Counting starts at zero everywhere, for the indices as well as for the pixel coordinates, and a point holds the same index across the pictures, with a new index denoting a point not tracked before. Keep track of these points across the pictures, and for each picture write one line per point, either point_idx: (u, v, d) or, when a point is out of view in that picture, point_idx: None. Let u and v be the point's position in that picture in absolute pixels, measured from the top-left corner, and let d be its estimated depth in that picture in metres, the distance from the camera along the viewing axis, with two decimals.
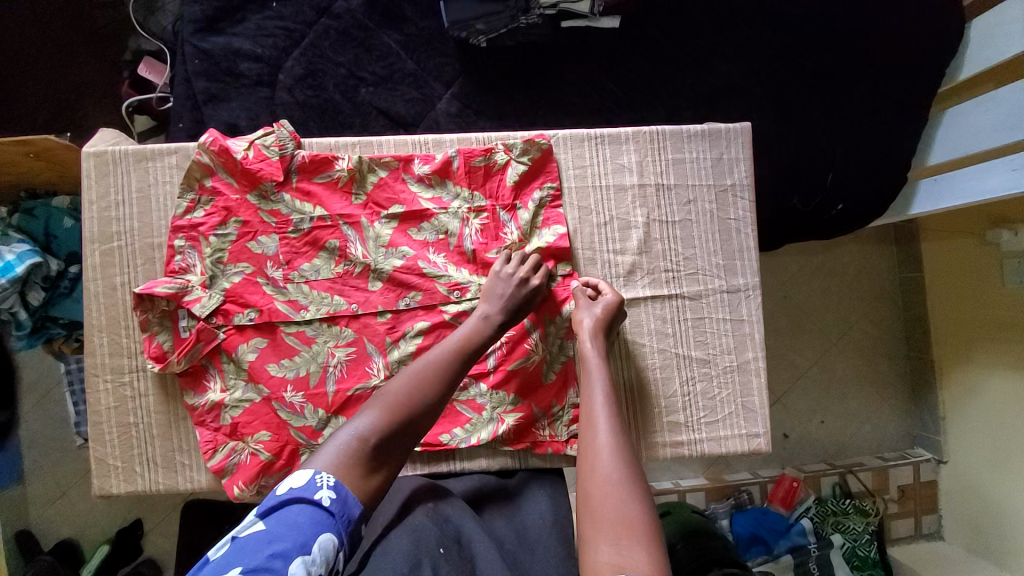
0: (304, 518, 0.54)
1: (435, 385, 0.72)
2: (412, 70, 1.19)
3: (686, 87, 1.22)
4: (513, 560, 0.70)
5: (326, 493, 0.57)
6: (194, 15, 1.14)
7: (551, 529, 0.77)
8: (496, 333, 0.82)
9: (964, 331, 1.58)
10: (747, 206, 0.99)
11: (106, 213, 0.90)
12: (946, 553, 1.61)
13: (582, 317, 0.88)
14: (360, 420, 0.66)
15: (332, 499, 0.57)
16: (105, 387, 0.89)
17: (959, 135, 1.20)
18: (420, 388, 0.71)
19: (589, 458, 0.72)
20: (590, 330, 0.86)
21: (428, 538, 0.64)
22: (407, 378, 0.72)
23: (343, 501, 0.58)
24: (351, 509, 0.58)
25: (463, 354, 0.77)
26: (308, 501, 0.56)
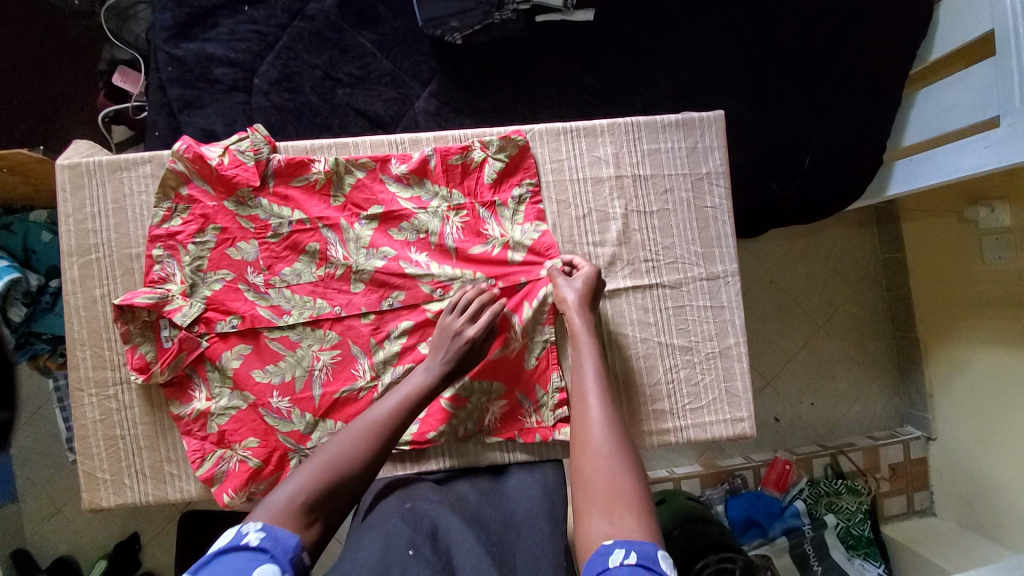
0: (238, 564, 0.53)
1: (374, 439, 0.71)
2: (389, 69, 1.18)
3: (663, 77, 1.23)
4: (498, 536, 0.71)
5: (255, 534, 0.57)
6: (165, 22, 1.13)
7: (540, 508, 0.79)
8: (442, 384, 0.81)
9: (947, 309, 1.60)
10: (724, 193, 1.00)
11: (83, 226, 0.89)
12: (938, 529, 1.63)
13: (566, 294, 0.87)
14: (294, 479, 0.65)
15: (261, 537, 0.57)
16: (90, 400, 0.88)
17: (932, 116, 1.21)
18: (359, 442, 0.70)
19: (582, 431, 0.73)
20: (577, 305, 0.85)
21: (398, 541, 0.65)
22: (347, 437, 0.71)
23: (274, 537, 0.57)
24: (287, 540, 0.58)
25: (406, 407, 0.76)
26: (237, 547, 0.55)
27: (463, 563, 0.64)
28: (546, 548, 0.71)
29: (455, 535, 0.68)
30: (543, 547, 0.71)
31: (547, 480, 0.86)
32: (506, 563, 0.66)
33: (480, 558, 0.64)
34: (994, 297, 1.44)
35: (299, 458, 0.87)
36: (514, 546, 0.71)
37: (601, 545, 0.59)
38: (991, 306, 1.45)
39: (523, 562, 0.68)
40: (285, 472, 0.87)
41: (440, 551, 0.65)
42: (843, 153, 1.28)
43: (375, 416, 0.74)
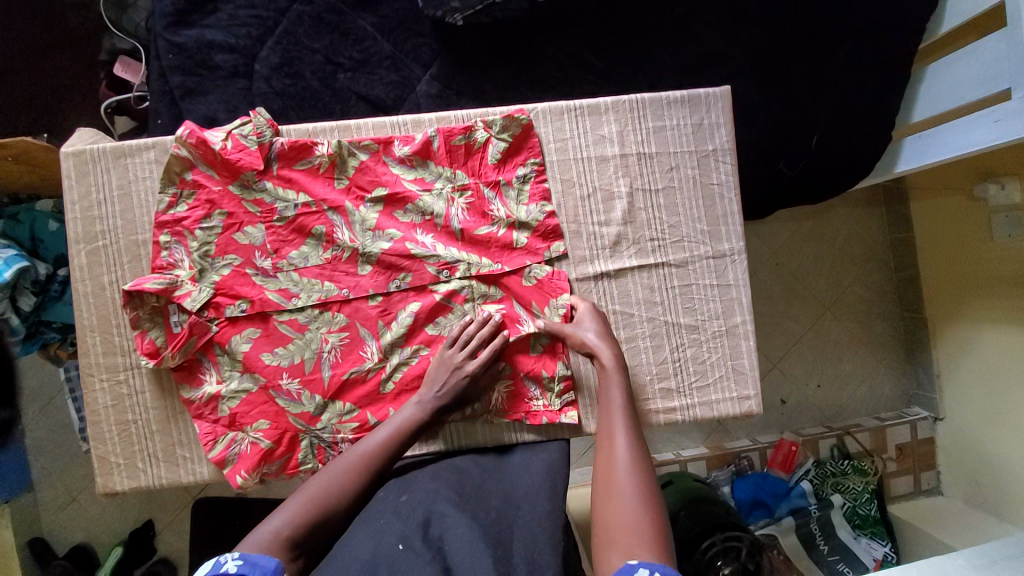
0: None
1: (358, 481, 0.78)
2: (390, 52, 1.17)
3: (668, 55, 1.21)
4: (497, 517, 0.73)
5: (233, 562, 0.62)
6: (165, 8, 1.12)
7: (540, 488, 0.80)
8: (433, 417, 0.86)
9: (956, 288, 1.59)
10: (730, 169, 0.99)
11: (89, 213, 0.90)
12: (945, 508, 1.63)
13: (586, 335, 0.89)
14: (282, 512, 0.72)
15: (239, 564, 0.62)
16: (102, 386, 0.89)
17: (941, 90, 1.20)
18: (346, 483, 0.77)
19: (607, 469, 0.78)
20: (600, 345, 0.88)
21: (389, 537, 0.67)
22: (340, 476, 0.78)
23: (251, 563, 0.63)
24: (264, 564, 0.63)
25: (393, 444, 0.82)
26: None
27: (454, 550, 0.66)
28: (543, 526, 0.72)
29: (448, 521, 0.71)
30: (541, 526, 0.72)
31: (550, 460, 0.87)
32: (501, 545, 0.68)
33: (473, 545, 0.66)
34: (1002, 275, 1.43)
35: (310, 439, 0.88)
36: (511, 526, 0.72)
37: (626, 564, 0.65)
38: (999, 285, 1.45)
39: (519, 542, 0.70)
40: (296, 454, 0.88)
41: (432, 541, 0.68)
42: (850, 130, 1.27)
43: (366, 458, 0.80)
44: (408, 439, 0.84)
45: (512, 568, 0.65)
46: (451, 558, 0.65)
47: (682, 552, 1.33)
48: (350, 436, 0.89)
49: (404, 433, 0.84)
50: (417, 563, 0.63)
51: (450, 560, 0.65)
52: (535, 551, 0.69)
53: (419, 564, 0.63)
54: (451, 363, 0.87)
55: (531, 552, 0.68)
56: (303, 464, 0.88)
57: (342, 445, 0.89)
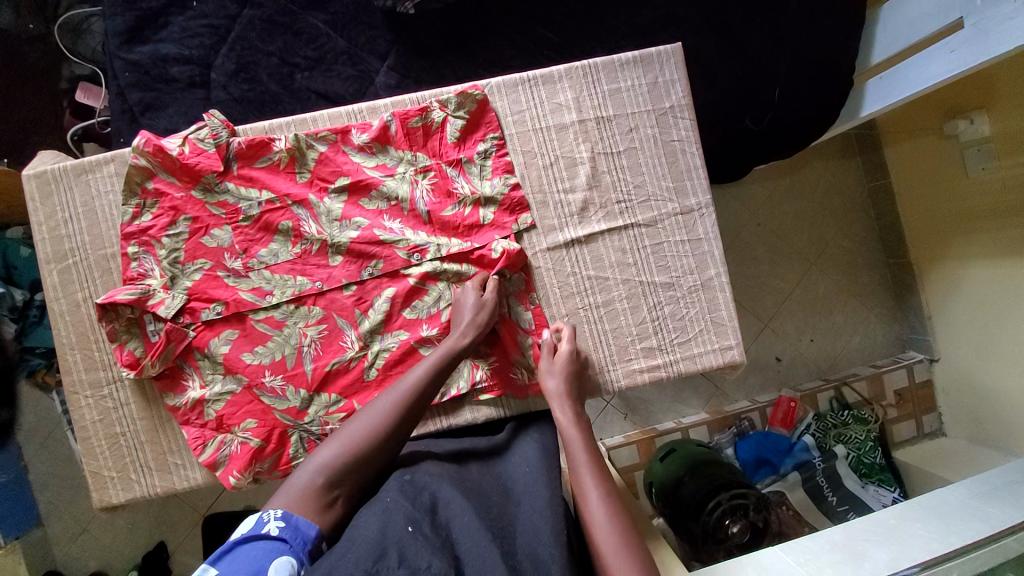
0: (259, 552, 0.60)
1: (396, 417, 0.77)
2: (345, 48, 1.16)
3: (622, 23, 1.20)
4: (499, 511, 0.71)
5: (275, 524, 0.63)
6: (116, 27, 1.11)
7: (540, 475, 0.78)
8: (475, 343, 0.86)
9: (939, 228, 1.58)
10: (689, 125, 0.99)
11: (56, 232, 0.90)
12: (950, 447, 1.63)
13: (549, 381, 0.87)
14: (315, 460, 0.72)
15: (280, 527, 0.63)
16: (87, 402, 0.90)
17: (897, 28, 1.19)
18: (384, 418, 0.76)
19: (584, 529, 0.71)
20: (558, 397, 0.85)
21: (397, 517, 0.65)
22: (381, 415, 0.76)
23: (293, 527, 0.64)
24: (305, 531, 0.64)
25: (433, 372, 0.82)
26: (259, 536, 0.62)
27: (462, 539, 0.64)
28: (546, 516, 0.70)
29: (454, 509, 0.69)
30: (542, 516, 0.70)
31: (544, 443, 0.86)
32: (507, 538, 0.66)
33: (478, 535, 0.64)
34: (983, 210, 1.43)
35: (299, 434, 0.88)
36: (514, 520, 0.70)
37: None
38: (978, 219, 1.45)
39: (523, 535, 0.68)
40: (286, 449, 0.89)
41: (440, 527, 0.66)
42: (813, 79, 1.26)
43: (403, 397, 0.79)
44: (444, 373, 0.84)
45: (518, 565, 0.63)
46: (458, 547, 0.64)
47: (690, 515, 1.33)
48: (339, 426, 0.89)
49: (439, 365, 0.83)
50: (426, 548, 0.61)
51: (458, 550, 0.63)
52: (538, 544, 0.66)
53: (428, 550, 0.61)
54: (467, 296, 0.89)
55: (534, 544, 0.66)
56: (295, 459, 0.89)
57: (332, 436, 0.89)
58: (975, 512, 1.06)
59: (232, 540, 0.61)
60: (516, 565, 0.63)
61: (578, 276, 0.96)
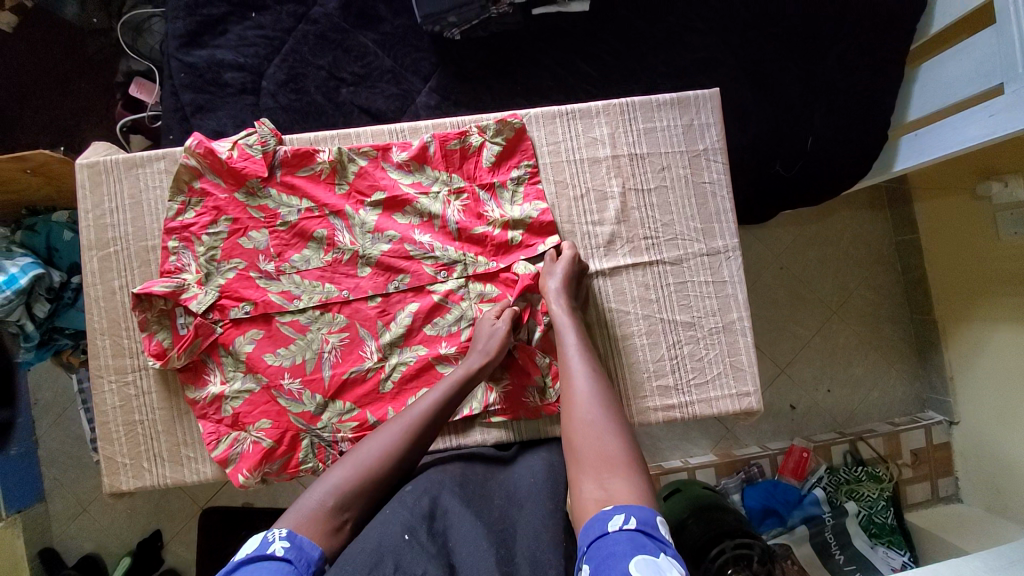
0: (266, 571, 0.56)
1: (409, 439, 0.77)
2: (390, 67, 1.21)
3: (660, 64, 1.23)
4: (501, 516, 0.72)
5: (280, 544, 0.60)
6: (177, 30, 1.17)
7: (543, 485, 0.78)
8: (488, 369, 0.87)
9: (965, 287, 1.56)
10: (721, 168, 1.00)
11: (102, 221, 0.94)
12: (966, 515, 1.57)
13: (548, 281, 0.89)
14: (324, 483, 0.70)
15: (285, 548, 0.60)
16: (110, 387, 0.92)
17: (936, 87, 1.19)
18: (396, 441, 0.76)
19: (568, 404, 0.77)
20: (555, 283, 0.89)
21: (393, 526, 0.65)
22: (391, 438, 0.76)
23: (298, 547, 0.61)
24: (309, 552, 0.61)
25: (448, 397, 0.82)
26: (263, 556, 0.58)
27: (459, 547, 0.65)
28: (546, 524, 0.70)
29: (452, 517, 0.69)
30: (544, 522, 0.70)
31: (550, 459, 0.86)
32: (508, 542, 0.67)
33: (477, 543, 0.65)
34: (1013, 274, 1.41)
35: (311, 439, 0.89)
36: (514, 524, 0.71)
37: (601, 511, 0.62)
38: (1004, 282, 1.44)
39: (522, 540, 0.68)
40: (297, 453, 0.89)
41: (436, 535, 0.66)
42: (847, 130, 1.26)
43: (414, 422, 0.78)
44: (456, 399, 0.84)
45: (515, 568, 0.64)
46: (455, 555, 0.64)
47: (692, 560, 1.30)
48: (350, 435, 0.90)
49: (453, 390, 0.83)
50: (421, 556, 0.62)
51: (455, 556, 0.64)
52: (538, 547, 0.67)
53: (424, 558, 0.62)
54: (496, 324, 0.89)
55: (533, 549, 0.66)
56: (304, 464, 0.89)
57: (342, 444, 0.90)
58: None
59: (235, 562, 0.58)
60: (513, 568, 0.63)
61: (594, 309, 0.96)
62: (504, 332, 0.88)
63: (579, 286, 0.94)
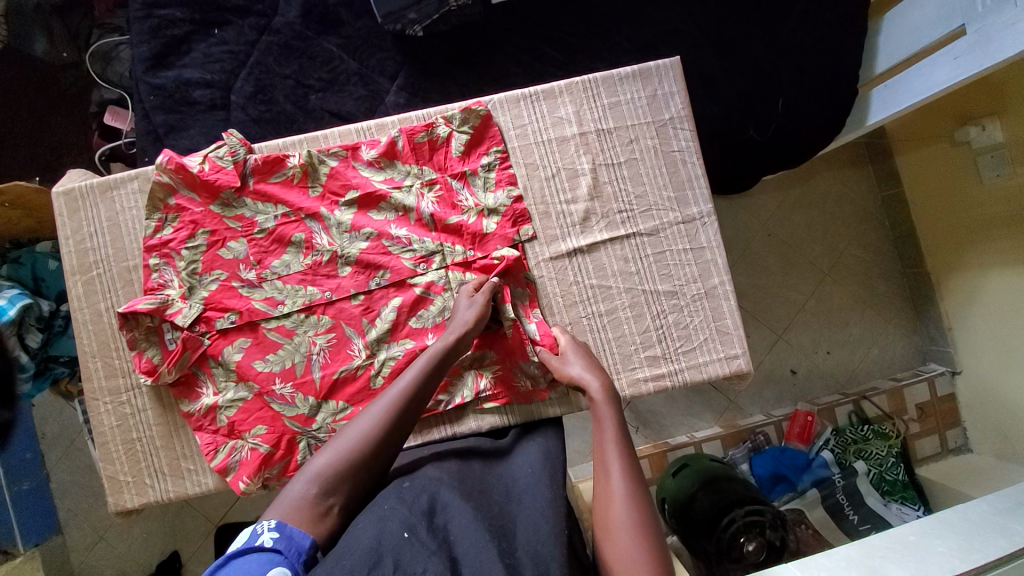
0: (254, 563, 0.60)
1: (392, 417, 0.77)
2: (357, 69, 1.21)
3: (625, 39, 1.23)
4: (500, 511, 0.72)
5: (269, 535, 0.64)
6: (143, 53, 1.18)
7: (541, 475, 0.78)
8: (467, 339, 0.87)
9: (956, 237, 1.55)
10: (689, 136, 1.01)
11: (83, 245, 0.95)
12: (976, 464, 1.56)
13: (570, 370, 0.87)
14: (308, 471, 0.71)
15: (274, 538, 0.63)
16: (106, 408, 0.93)
17: (900, 36, 1.19)
18: (378, 422, 0.76)
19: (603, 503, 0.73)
20: (586, 377, 0.86)
21: (393, 523, 0.65)
22: (372, 422, 0.76)
23: (287, 537, 0.64)
24: (299, 541, 0.64)
25: (428, 369, 0.82)
26: (253, 548, 0.62)
27: (459, 540, 0.65)
28: (546, 515, 0.70)
29: (452, 512, 0.69)
30: (544, 516, 0.70)
31: (548, 446, 0.86)
32: (507, 536, 0.68)
33: (477, 536, 0.65)
34: (1001, 218, 1.40)
35: (307, 440, 0.90)
36: (514, 520, 0.71)
37: None
38: (993, 228, 1.43)
39: (523, 535, 0.68)
40: (296, 456, 0.90)
41: (437, 530, 0.66)
42: (816, 90, 1.27)
43: (394, 402, 0.78)
44: (436, 376, 0.84)
45: (517, 562, 0.64)
46: (456, 549, 0.64)
47: (703, 532, 1.31)
48: None
49: (433, 365, 0.83)
50: (421, 553, 0.62)
51: (456, 551, 0.64)
52: (538, 542, 0.67)
53: (424, 554, 0.62)
54: (472, 299, 0.90)
55: (534, 543, 0.67)
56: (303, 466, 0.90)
57: None
58: (998, 529, 1.02)
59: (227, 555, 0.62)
60: (514, 563, 0.63)
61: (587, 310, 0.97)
62: (482, 302, 0.89)
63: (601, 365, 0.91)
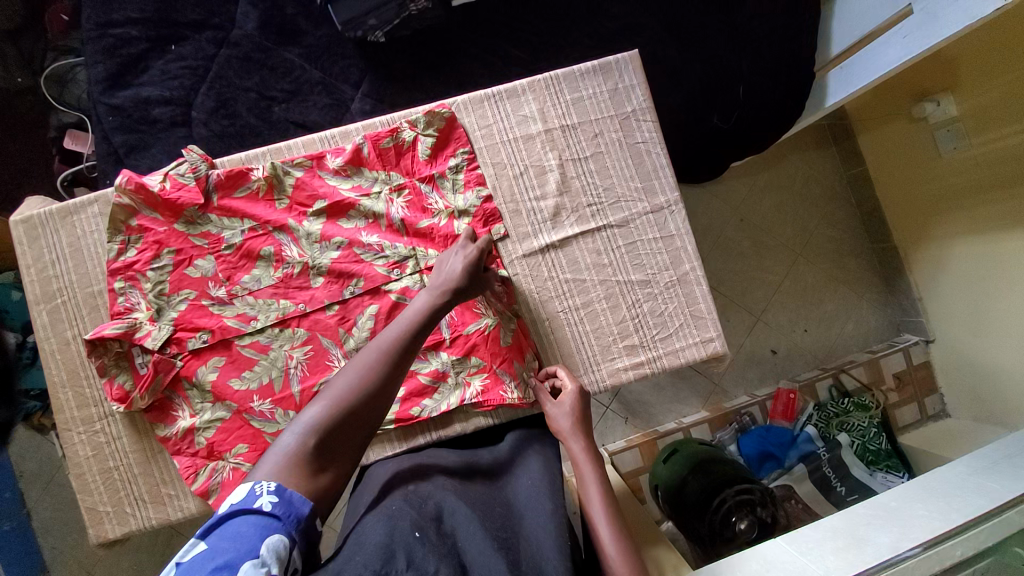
0: (250, 525, 0.59)
1: (385, 369, 0.74)
2: (319, 78, 1.20)
3: (586, 36, 1.23)
4: (505, 520, 0.72)
5: (268, 499, 0.62)
6: (98, 73, 1.15)
7: (542, 487, 0.78)
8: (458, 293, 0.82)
9: (921, 211, 1.60)
10: (652, 127, 1.02)
11: (45, 273, 0.92)
12: (955, 428, 1.61)
13: (559, 422, 0.87)
14: (302, 421, 0.70)
15: (273, 503, 0.62)
16: (80, 438, 0.91)
17: (853, 18, 1.22)
18: (369, 374, 0.73)
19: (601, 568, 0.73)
20: (571, 435, 0.85)
21: (403, 522, 0.64)
22: (363, 373, 0.73)
23: (286, 502, 0.63)
24: (299, 507, 0.64)
25: (420, 326, 0.78)
26: (251, 510, 0.61)
27: (469, 548, 0.64)
28: (549, 530, 0.70)
29: (461, 518, 0.69)
30: (546, 529, 0.71)
31: (545, 453, 0.87)
32: (514, 544, 0.67)
33: (486, 544, 0.65)
34: (961, 188, 1.45)
35: None
36: (518, 531, 0.71)
37: None
38: (954, 200, 1.48)
39: (527, 547, 0.68)
40: None
41: (446, 535, 0.65)
42: (776, 73, 1.28)
43: (386, 351, 0.75)
44: (429, 327, 0.79)
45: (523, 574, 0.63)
46: (465, 556, 0.63)
47: (696, 515, 1.33)
48: None
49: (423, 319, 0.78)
50: (432, 555, 0.60)
51: (466, 558, 0.63)
52: (543, 556, 0.66)
53: (435, 556, 0.60)
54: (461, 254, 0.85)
55: (539, 558, 0.66)
56: None
57: None
58: (974, 488, 1.05)
59: (223, 515, 0.60)
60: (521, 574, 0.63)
61: (563, 305, 0.98)
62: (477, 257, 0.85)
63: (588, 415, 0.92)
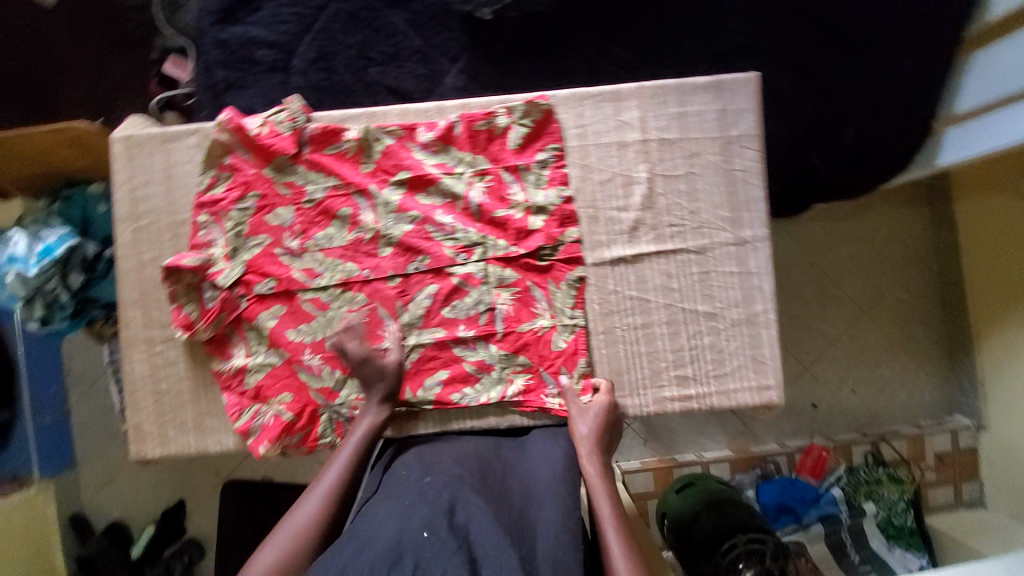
0: None
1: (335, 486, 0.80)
2: (419, 46, 1.19)
3: (698, 48, 1.17)
4: (520, 512, 0.71)
5: None
6: (213, 6, 1.17)
7: (561, 485, 0.77)
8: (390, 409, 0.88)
9: (1006, 293, 1.49)
10: (754, 156, 0.97)
11: (136, 193, 0.96)
12: (989, 521, 1.52)
13: (580, 428, 0.87)
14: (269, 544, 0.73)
15: None
16: (140, 357, 0.95)
17: (990, 76, 1.11)
18: (323, 491, 0.79)
19: None
20: (586, 444, 0.85)
21: (414, 522, 0.65)
22: (318, 495, 0.78)
23: None
24: None
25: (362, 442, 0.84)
26: None
27: (480, 539, 0.63)
28: (564, 528, 0.70)
29: (473, 509, 0.67)
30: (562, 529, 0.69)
31: (569, 450, 0.85)
32: (529, 542, 0.67)
33: (499, 537, 0.64)
34: None
35: (329, 414, 0.91)
36: (535, 525, 0.70)
37: None
38: None
39: (544, 544, 0.67)
40: (315, 428, 0.91)
41: (458, 528, 0.65)
42: (886, 122, 1.21)
43: (336, 473, 0.81)
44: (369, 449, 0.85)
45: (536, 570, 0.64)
46: (476, 547, 0.62)
47: (703, 555, 1.31)
48: None
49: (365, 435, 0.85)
50: (442, 552, 0.60)
51: (477, 549, 0.62)
52: (558, 555, 0.66)
53: (444, 554, 0.60)
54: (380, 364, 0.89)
55: (555, 555, 0.66)
56: (322, 439, 0.91)
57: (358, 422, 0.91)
58: None
59: None
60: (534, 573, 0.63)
61: (622, 322, 0.96)
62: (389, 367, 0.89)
63: (615, 427, 0.90)
